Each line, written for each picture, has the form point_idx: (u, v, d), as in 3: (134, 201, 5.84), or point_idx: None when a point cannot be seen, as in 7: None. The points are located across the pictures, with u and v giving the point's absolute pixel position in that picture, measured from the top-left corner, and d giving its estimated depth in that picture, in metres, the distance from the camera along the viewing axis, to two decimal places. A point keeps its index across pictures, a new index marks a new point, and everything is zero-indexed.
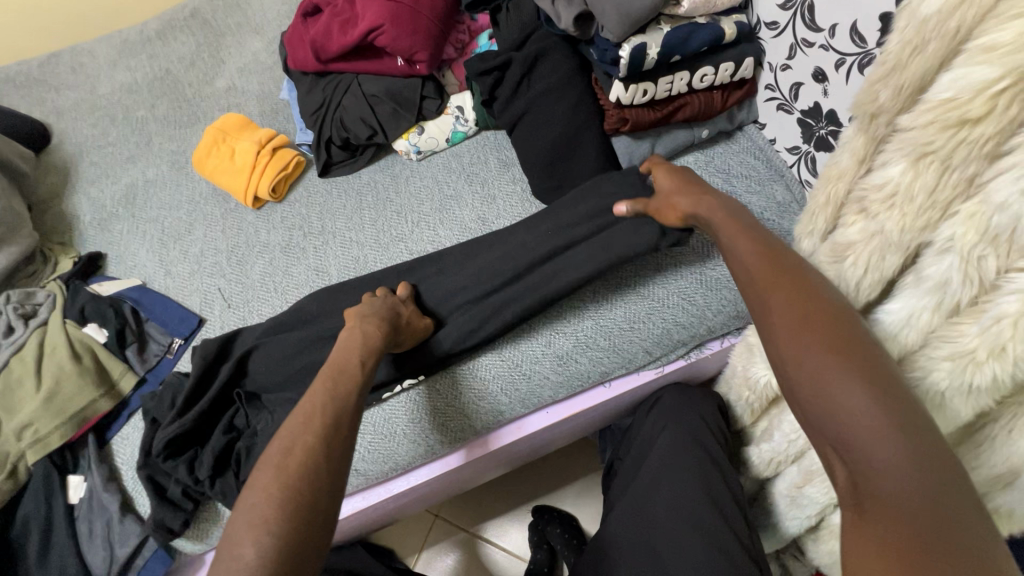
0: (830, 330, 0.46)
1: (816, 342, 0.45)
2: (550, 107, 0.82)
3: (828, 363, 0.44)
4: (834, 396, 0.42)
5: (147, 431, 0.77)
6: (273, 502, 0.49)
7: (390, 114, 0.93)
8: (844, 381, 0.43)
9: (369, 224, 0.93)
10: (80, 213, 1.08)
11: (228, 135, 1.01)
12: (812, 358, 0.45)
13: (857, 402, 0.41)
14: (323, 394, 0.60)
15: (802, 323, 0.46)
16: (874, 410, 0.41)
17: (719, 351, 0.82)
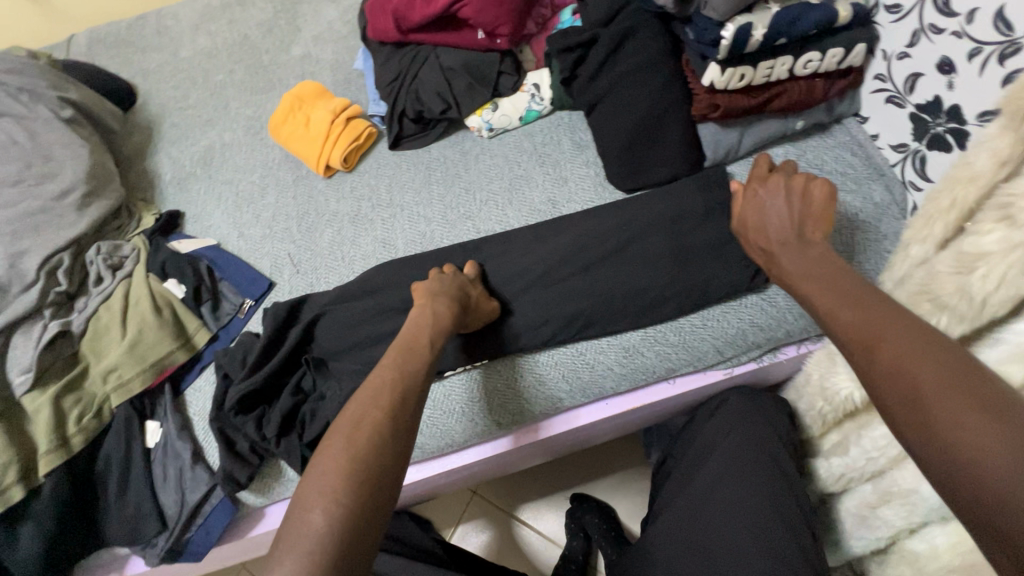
0: (939, 348, 0.41)
1: (943, 387, 0.38)
2: (635, 88, 0.79)
3: (937, 380, 0.38)
4: (936, 415, 0.37)
5: (221, 386, 0.80)
6: (341, 475, 0.49)
7: (466, 88, 0.92)
8: (986, 434, 0.35)
9: (437, 199, 0.92)
10: (161, 171, 1.12)
11: (304, 102, 1.03)
12: (912, 376, 0.40)
13: (964, 421, 0.36)
14: (390, 374, 0.60)
15: (917, 361, 0.40)
16: (998, 437, 0.34)
17: (794, 357, 0.78)
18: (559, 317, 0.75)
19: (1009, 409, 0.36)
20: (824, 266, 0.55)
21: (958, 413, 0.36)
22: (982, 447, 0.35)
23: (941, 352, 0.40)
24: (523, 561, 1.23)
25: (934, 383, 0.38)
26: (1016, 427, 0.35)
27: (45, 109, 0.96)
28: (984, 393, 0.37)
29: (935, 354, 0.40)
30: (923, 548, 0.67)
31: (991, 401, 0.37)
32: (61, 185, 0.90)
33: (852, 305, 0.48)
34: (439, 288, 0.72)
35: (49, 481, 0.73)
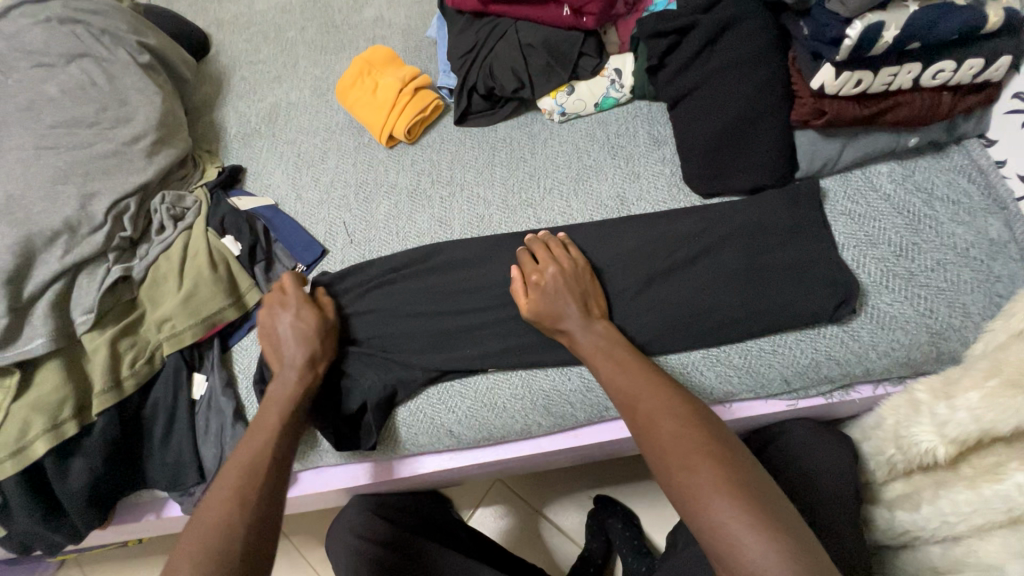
0: (718, 450, 0.53)
1: (718, 489, 0.50)
2: (729, 84, 0.72)
3: (710, 485, 0.50)
4: (711, 516, 0.49)
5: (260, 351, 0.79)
6: (216, 532, 0.54)
7: (543, 67, 0.87)
8: (752, 535, 0.47)
9: (499, 181, 0.88)
10: (227, 125, 1.13)
11: (374, 67, 1.00)
12: (691, 477, 0.52)
13: (730, 521, 0.48)
14: (270, 426, 0.65)
15: (698, 462, 0.52)
16: (756, 539, 0.47)
17: (869, 397, 0.71)
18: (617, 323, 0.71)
19: (762, 506, 0.49)
20: (613, 352, 0.65)
21: (724, 511, 0.49)
22: (743, 544, 0.47)
23: (716, 453, 0.53)
24: (540, 553, 1.22)
25: (709, 486, 0.50)
26: (768, 523, 0.48)
27: (124, 53, 0.96)
28: (750, 493, 0.50)
29: (699, 455, 0.53)
30: None
31: (754, 499, 0.49)
32: (133, 130, 0.91)
33: (670, 409, 0.57)
34: (556, 310, 0.68)
35: (101, 420, 0.75)
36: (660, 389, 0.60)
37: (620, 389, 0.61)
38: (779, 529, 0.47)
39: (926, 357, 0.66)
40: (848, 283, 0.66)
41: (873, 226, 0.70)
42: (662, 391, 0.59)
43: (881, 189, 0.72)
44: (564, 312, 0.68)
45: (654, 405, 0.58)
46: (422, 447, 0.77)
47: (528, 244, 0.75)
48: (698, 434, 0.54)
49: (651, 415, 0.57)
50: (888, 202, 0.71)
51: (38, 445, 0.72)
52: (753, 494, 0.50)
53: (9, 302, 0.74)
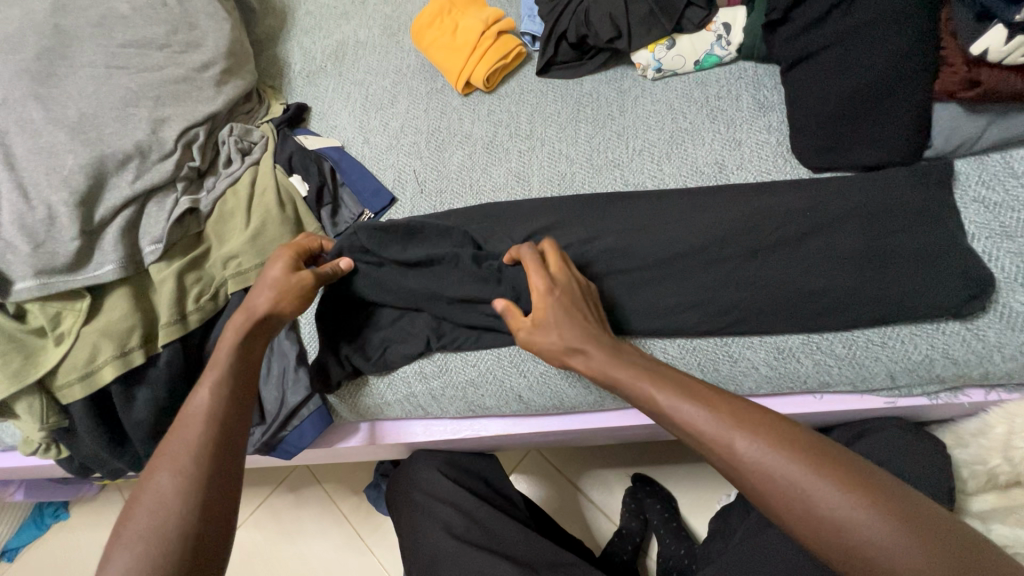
0: (815, 451, 0.45)
1: (822, 476, 0.43)
2: (866, 45, 0.65)
3: (807, 470, 0.44)
4: (847, 532, 0.41)
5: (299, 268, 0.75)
6: (157, 510, 0.48)
7: (644, 17, 0.80)
8: (876, 513, 0.41)
9: (584, 139, 0.83)
10: (291, 60, 1.08)
11: (454, 7, 0.94)
12: (788, 474, 0.44)
13: (848, 509, 0.42)
14: (214, 377, 0.58)
15: (788, 453, 0.45)
16: (878, 516, 0.41)
17: (977, 402, 0.66)
18: (711, 301, 0.66)
19: (861, 478, 0.43)
20: (647, 369, 0.55)
21: (859, 516, 0.41)
22: (888, 548, 0.40)
23: (817, 453, 0.45)
24: (576, 527, 1.21)
25: (822, 488, 0.43)
26: (902, 511, 0.42)
27: None
28: (880, 493, 0.43)
29: (782, 447, 0.45)
30: None
31: (884, 496, 0.42)
32: (203, 56, 0.87)
33: (740, 424, 0.47)
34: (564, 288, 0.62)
35: (165, 351, 0.74)
36: (711, 407, 0.49)
37: (697, 424, 0.49)
38: (931, 526, 0.41)
39: None
40: (981, 277, 0.60)
41: (1011, 217, 0.63)
42: (731, 409, 0.49)
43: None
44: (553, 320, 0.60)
45: (711, 410, 0.49)
46: (486, 409, 0.75)
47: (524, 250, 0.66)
48: (768, 421, 0.47)
49: (727, 434, 0.47)
50: None
51: (106, 370, 0.71)
52: (849, 467, 0.44)
53: (80, 225, 0.72)
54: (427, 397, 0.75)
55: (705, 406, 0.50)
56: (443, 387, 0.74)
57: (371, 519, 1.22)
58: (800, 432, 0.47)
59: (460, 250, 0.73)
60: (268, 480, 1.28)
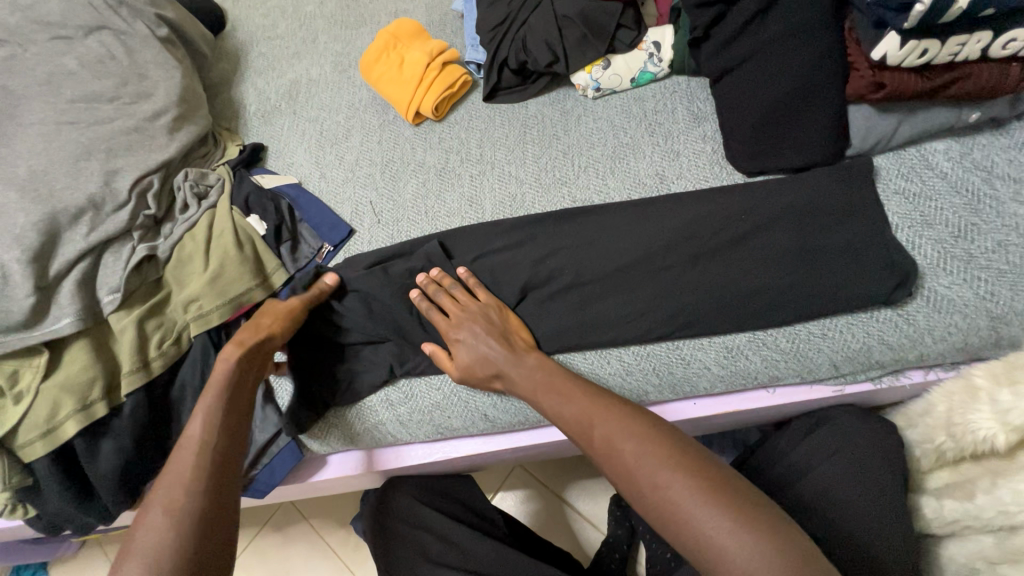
0: (692, 467, 0.50)
1: (654, 456, 0.51)
2: (781, 56, 0.69)
3: (637, 450, 0.53)
4: (664, 502, 0.49)
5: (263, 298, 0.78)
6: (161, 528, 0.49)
7: (579, 40, 0.83)
8: (686, 487, 0.49)
9: (532, 160, 0.86)
10: (247, 102, 1.10)
11: (399, 41, 0.97)
12: (626, 454, 0.53)
13: (667, 484, 0.49)
14: (205, 407, 0.60)
15: (628, 438, 0.54)
16: (685, 490, 0.48)
17: (918, 383, 0.69)
18: (661, 307, 0.69)
19: (691, 461, 0.51)
20: (554, 386, 0.62)
21: (687, 505, 0.48)
22: (700, 524, 0.47)
23: (694, 468, 0.50)
24: (565, 541, 1.21)
25: (647, 465, 0.51)
26: (716, 490, 0.48)
27: (143, 26, 0.93)
28: (704, 473, 0.50)
29: (628, 434, 0.54)
30: None
31: (713, 480, 0.49)
32: (154, 106, 0.88)
33: (633, 432, 0.54)
34: (461, 321, 0.70)
35: (129, 400, 0.74)
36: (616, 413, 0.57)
37: (572, 417, 0.59)
38: (744, 503, 0.47)
39: (983, 342, 0.63)
40: (905, 266, 0.64)
41: (929, 206, 0.67)
42: (601, 403, 0.59)
43: (937, 168, 0.69)
44: (463, 346, 0.68)
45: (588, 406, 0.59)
46: (454, 430, 0.76)
47: (428, 300, 0.73)
48: (631, 411, 0.57)
49: (614, 439, 0.55)
50: (944, 180, 0.68)
51: (69, 425, 0.71)
52: (684, 452, 0.52)
53: (35, 281, 0.73)
54: (396, 424, 0.75)
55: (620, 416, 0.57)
56: (410, 412, 0.75)
57: (360, 551, 1.21)
58: (659, 423, 0.56)
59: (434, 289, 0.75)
60: (254, 520, 1.26)
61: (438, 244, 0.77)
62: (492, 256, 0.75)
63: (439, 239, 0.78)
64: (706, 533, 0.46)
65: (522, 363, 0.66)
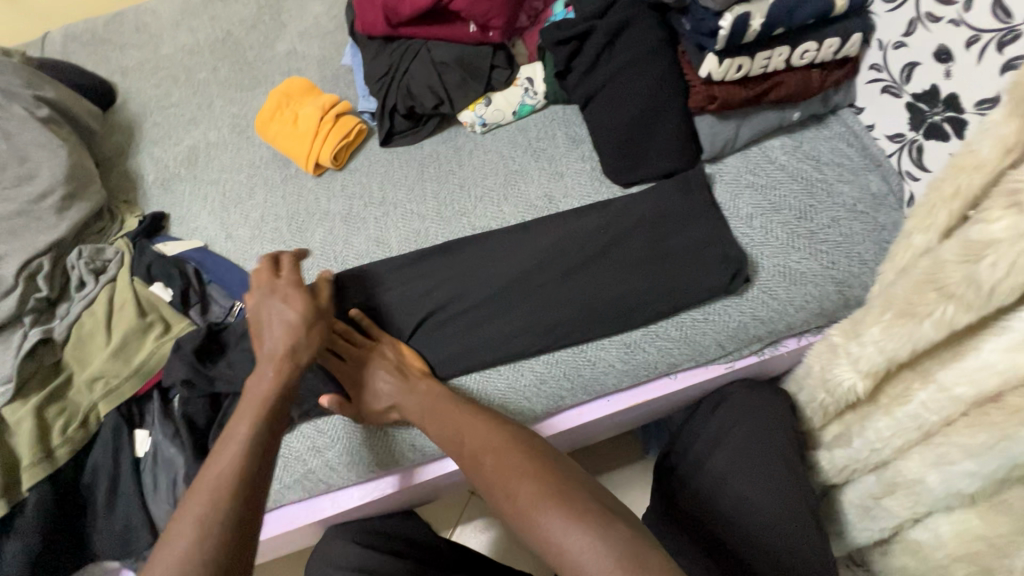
0: (552, 476, 0.56)
1: (517, 465, 0.58)
2: (631, 81, 0.77)
3: (504, 457, 0.59)
4: (519, 506, 0.55)
5: (176, 363, 0.78)
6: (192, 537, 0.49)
7: (459, 82, 0.90)
8: (541, 492, 0.55)
9: (431, 196, 0.90)
10: (144, 172, 1.09)
11: (291, 99, 1.00)
12: (496, 462, 0.59)
13: (526, 489, 0.55)
14: (241, 431, 0.60)
15: (499, 450, 0.60)
16: (538, 492, 0.55)
17: (795, 349, 0.77)
18: (561, 317, 0.74)
19: (550, 469, 0.57)
20: (439, 413, 0.67)
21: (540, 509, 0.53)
22: (548, 524, 0.52)
23: (554, 473, 0.57)
24: (528, 562, 1.21)
25: (515, 472, 0.57)
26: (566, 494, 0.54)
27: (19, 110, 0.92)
28: (558, 481, 0.56)
29: (497, 445, 0.61)
30: (927, 536, 0.67)
31: (565, 486, 0.55)
32: (38, 187, 0.87)
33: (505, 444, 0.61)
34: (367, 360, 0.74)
35: (31, 495, 0.71)
36: (491, 427, 0.64)
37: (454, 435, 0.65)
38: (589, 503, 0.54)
39: (836, 305, 0.73)
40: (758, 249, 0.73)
41: (774, 195, 0.77)
42: (481, 419, 0.65)
43: (777, 161, 0.79)
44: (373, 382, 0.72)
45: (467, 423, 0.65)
46: (384, 466, 0.76)
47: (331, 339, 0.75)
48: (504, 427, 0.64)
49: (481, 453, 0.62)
50: (784, 171, 0.78)
51: None
52: (543, 461, 0.58)
53: None
54: (326, 470, 0.75)
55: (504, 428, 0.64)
56: (339, 455, 0.75)
57: None
58: (528, 437, 0.62)
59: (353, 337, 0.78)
60: None
61: None
62: (385, 293, 0.81)
63: (330, 282, 0.83)
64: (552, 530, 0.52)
65: (414, 391, 0.70)
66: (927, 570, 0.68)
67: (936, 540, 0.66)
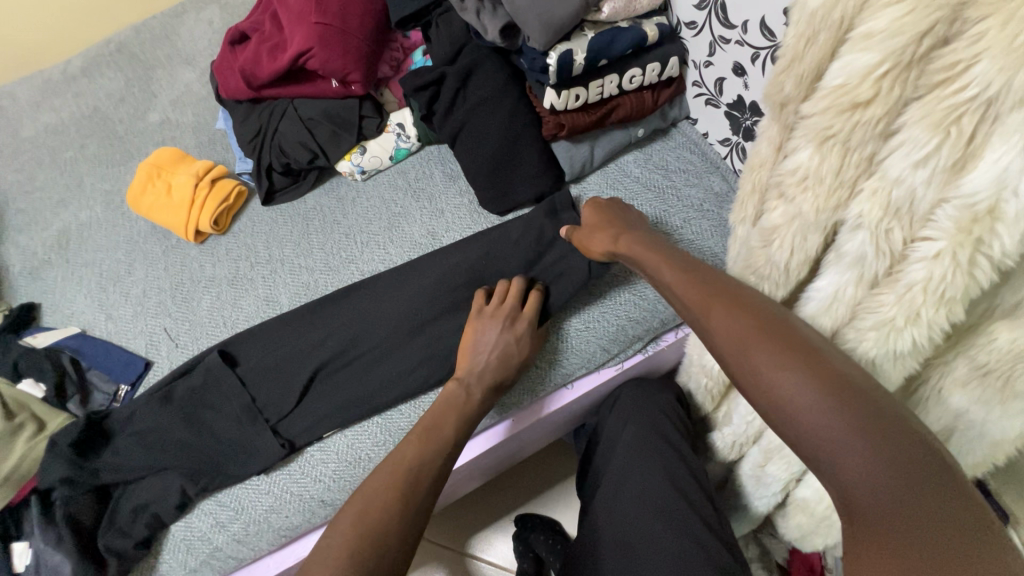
0: (807, 362, 0.45)
1: (778, 352, 0.46)
2: (486, 118, 0.83)
3: (749, 332, 0.48)
4: (787, 398, 0.44)
5: (53, 462, 0.73)
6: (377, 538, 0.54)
7: (330, 135, 0.92)
8: (814, 400, 0.43)
9: (318, 247, 0.91)
10: (9, 264, 1.02)
11: (162, 169, 0.99)
12: (747, 339, 0.48)
13: (786, 375, 0.45)
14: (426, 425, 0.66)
15: (750, 333, 0.48)
16: (802, 383, 0.44)
17: (675, 341, 0.83)
18: (453, 347, 0.77)
19: (806, 353, 0.45)
20: (686, 272, 0.58)
21: (810, 410, 0.43)
22: (818, 427, 0.43)
23: (803, 353, 0.46)
24: None
25: (765, 364, 0.46)
26: (838, 389, 0.43)
27: None
28: (823, 367, 0.44)
29: (746, 311, 0.50)
30: (810, 493, 0.72)
31: (832, 375, 0.44)
32: None
33: (745, 336, 0.48)
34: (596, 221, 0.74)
35: None
36: (762, 306, 0.50)
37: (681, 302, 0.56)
38: (853, 396, 0.43)
39: None
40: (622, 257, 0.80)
41: (632, 205, 0.84)
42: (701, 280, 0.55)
43: (632, 174, 0.87)
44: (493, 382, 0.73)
45: (713, 288, 0.54)
46: (296, 528, 0.73)
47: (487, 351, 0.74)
48: (745, 297, 0.51)
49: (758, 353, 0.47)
50: (638, 183, 0.86)
51: None
52: (800, 344, 0.46)
53: None
54: (232, 544, 0.72)
55: (730, 310, 0.51)
56: (244, 526, 0.72)
57: None
58: (761, 303, 0.50)
59: (250, 403, 0.77)
60: None
61: (218, 352, 0.80)
62: (277, 351, 0.81)
63: (220, 348, 0.82)
64: (817, 430, 0.43)
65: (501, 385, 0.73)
66: (817, 523, 0.74)
67: (817, 495, 0.71)
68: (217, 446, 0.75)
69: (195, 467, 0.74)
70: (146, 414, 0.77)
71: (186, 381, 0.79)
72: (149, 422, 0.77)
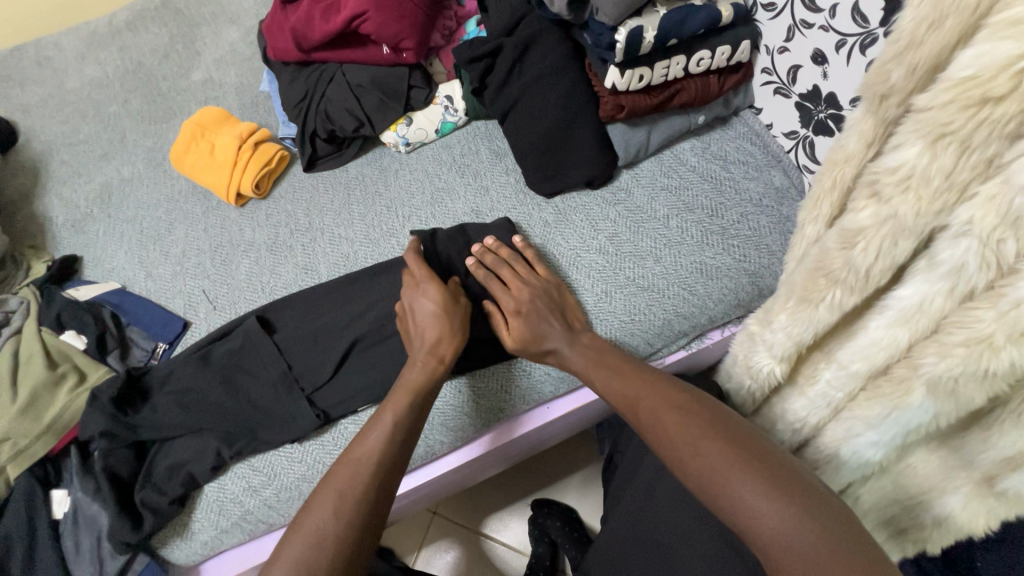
0: (723, 439, 0.51)
1: (700, 434, 0.52)
2: (542, 93, 0.79)
3: (674, 419, 0.54)
4: (712, 471, 0.49)
5: (94, 414, 0.73)
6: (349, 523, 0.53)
7: (377, 104, 0.90)
8: (736, 473, 0.47)
9: (359, 218, 0.90)
10: (52, 215, 1.03)
11: (206, 129, 0.98)
12: (675, 426, 0.53)
13: (709, 452, 0.50)
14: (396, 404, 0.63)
15: (680, 420, 0.54)
16: (723, 457, 0.49)
17: (720, 340, 0.80)
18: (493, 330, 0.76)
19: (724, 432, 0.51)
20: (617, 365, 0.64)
21: (736, 483, 0.47)
22: (742, 497, 0.46)
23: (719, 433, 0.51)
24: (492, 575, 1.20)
25: (693, 445, 0.51)
26: (752, 460, 0.48)
27: None
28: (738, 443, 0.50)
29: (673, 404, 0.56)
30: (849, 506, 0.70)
31: (745, 450, 0.49)
32: None
33: (674, 424, 0.54)
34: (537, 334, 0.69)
35: None
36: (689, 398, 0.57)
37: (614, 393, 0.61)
38: (768, 465, 0.48)
39: (752, 295, 0.77)
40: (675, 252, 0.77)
41: (687, 194, 0.81)
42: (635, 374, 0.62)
43: (688, 163, 0.83)
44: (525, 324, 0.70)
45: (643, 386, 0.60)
46: None
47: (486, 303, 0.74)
48: (674, 389, 0.58)
49: (688, 432, 0.52)
50: (695, 172, 0.82)
51: None
52: (720, 426, 0.52)
53: None
54: (263, 509, 0.72)
55: (669, 404, 0.56)
56: (276, 492, 0.72)
57: None
58: (685, 395, 0.57)
59: (287, 371, 0.76)
60: None
61: (256, 318, 0.80)
62: (314, 322, 0.80)
63: (258, 314, 0.81)
64: (741, 499, 0.46)
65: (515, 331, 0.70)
66: None
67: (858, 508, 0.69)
68: (251, 411, 0.75)
69: (231, 430, 0.74)
70: (183, 373, 0.78)
71: (224, 345, 0.79)
72: (185, 383, 0.77)
